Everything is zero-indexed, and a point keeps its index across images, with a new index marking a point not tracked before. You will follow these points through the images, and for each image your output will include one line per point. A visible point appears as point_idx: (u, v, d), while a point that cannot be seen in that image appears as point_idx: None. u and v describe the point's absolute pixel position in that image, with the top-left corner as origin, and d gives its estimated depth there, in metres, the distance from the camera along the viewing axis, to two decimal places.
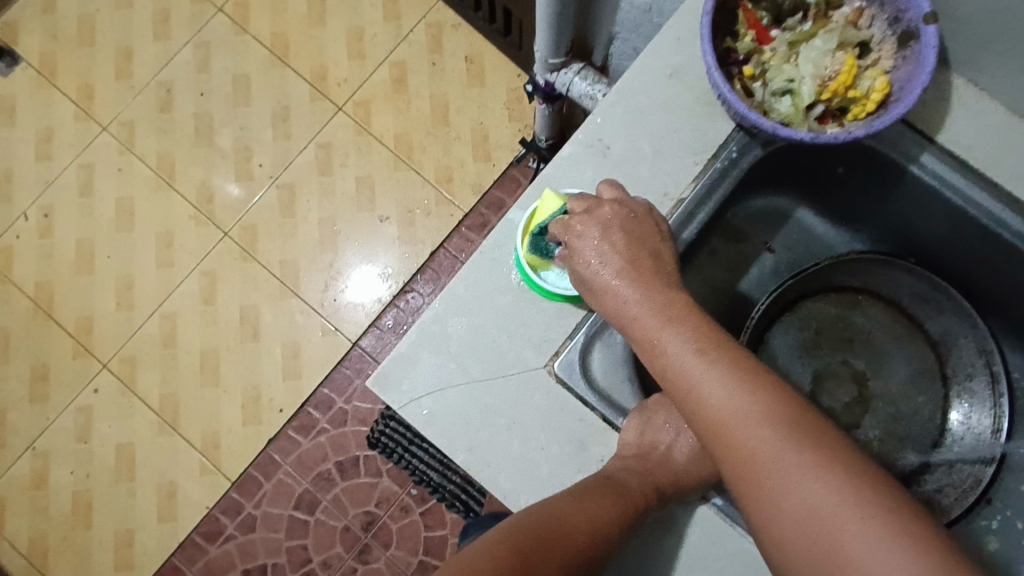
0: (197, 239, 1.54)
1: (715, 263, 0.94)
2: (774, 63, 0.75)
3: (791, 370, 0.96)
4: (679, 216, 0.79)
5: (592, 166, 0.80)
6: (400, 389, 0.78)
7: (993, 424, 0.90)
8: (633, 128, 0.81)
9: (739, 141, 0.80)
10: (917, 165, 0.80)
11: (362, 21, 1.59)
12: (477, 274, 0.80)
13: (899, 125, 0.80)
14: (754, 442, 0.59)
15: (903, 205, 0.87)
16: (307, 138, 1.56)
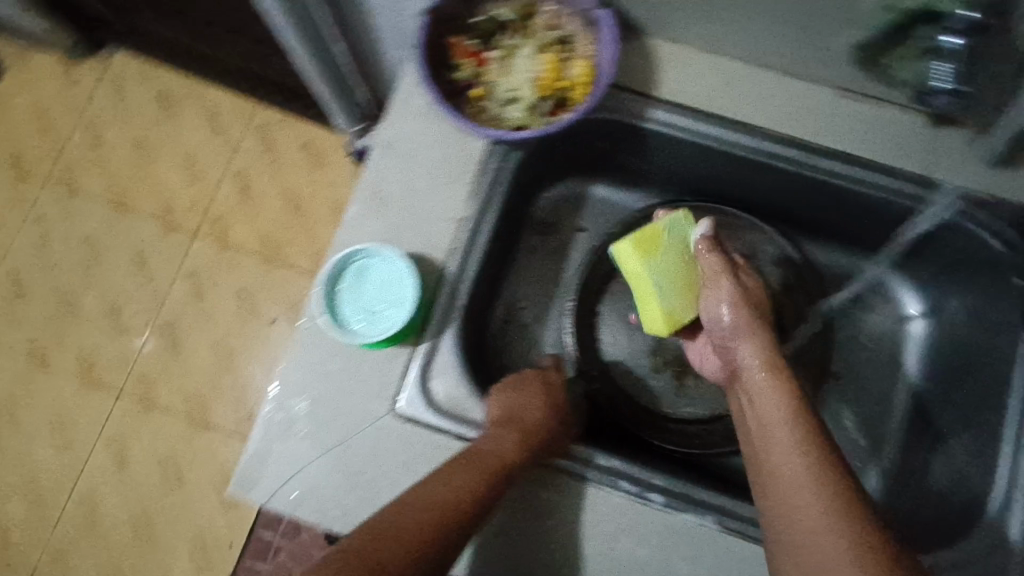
0: (92, 411, 1.48)
1: (547, 260, 1.21)
2: (498, 80, 0.97)
3: (623, 312, 1.18)
4: (465, 230, 1.03)
5: (408, 206, 1.00)
6: (267, 481, 0.98)
7: (816, 303, 1.14)
8: (405, 174, 1.05)
9: (496, 154, 1.05)
10: (655, 121, 0.99)
11: (188, 145, 1.65)
12: (311, 361, 1.00)
13: (627, 94, 1.00)
14: (799, 476, 0.72)
15: (664, 155, 1.08)
16: (171, 273, 1.56)
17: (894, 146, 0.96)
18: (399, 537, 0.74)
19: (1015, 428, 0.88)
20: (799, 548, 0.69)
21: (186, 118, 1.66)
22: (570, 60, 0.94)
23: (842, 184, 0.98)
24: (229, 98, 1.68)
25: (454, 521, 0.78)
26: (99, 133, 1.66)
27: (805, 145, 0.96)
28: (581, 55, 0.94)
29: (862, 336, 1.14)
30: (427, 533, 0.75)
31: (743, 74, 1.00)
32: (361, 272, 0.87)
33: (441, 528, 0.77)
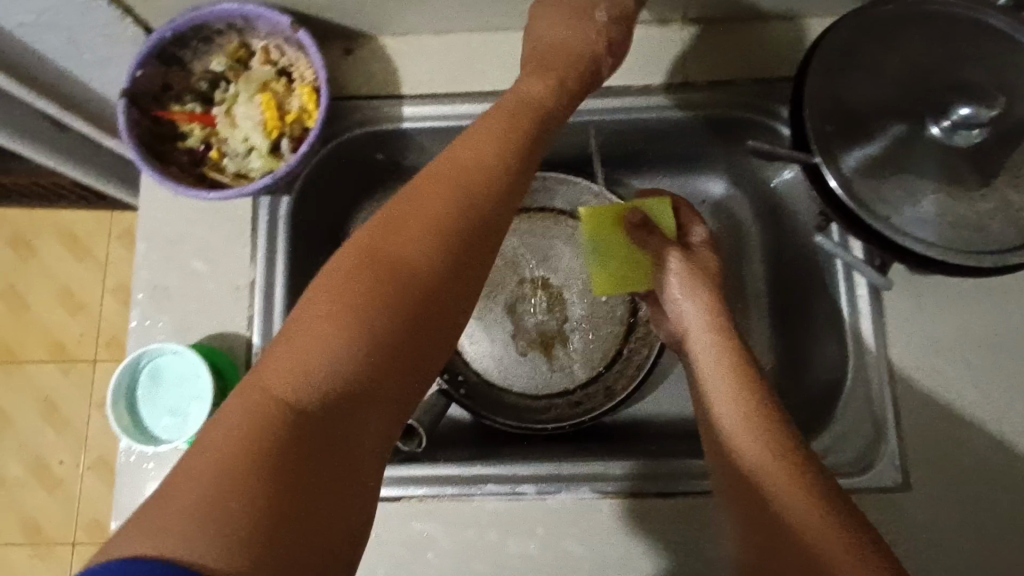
0: (50, 569, 1.34)
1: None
2: (225, 136, 0.69)
3: (491, 327, 0.84)
4: (255, 323, 0.69)
5: (161, 317, 0.70)
6: None
7: (734, 226, 0.84)
8: (175, 257, 0.71)
9: (265, 205, 0.72)
10: (409, 121, 0.74)
11: (62, 278, 1.44)
12: (130, 491, 0.66)
13: (368, 101, 0.74)
14: (743, 447, 0.56)
15: None
16: (86, 409, 1.39)
17: (722, 62, 0.73)
18: (226, 520, 0.35)
19: (879, 350, 0.66)
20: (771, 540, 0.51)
21: (46, 251, 1.45)
22: (293, 86, 0.69)
23: (672, 119, 0.75)
24: (81, 214, 1.46)
25: (301, 449, 0.39)
26: None
27: (612, 89, 0.73)
28: (303, 76, 0.68)
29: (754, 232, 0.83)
30: (299, 492, 0.38)
31: (515, 38, 0.75)
32: (129, 404, 0.64)
33: (300, 454, 0.39)
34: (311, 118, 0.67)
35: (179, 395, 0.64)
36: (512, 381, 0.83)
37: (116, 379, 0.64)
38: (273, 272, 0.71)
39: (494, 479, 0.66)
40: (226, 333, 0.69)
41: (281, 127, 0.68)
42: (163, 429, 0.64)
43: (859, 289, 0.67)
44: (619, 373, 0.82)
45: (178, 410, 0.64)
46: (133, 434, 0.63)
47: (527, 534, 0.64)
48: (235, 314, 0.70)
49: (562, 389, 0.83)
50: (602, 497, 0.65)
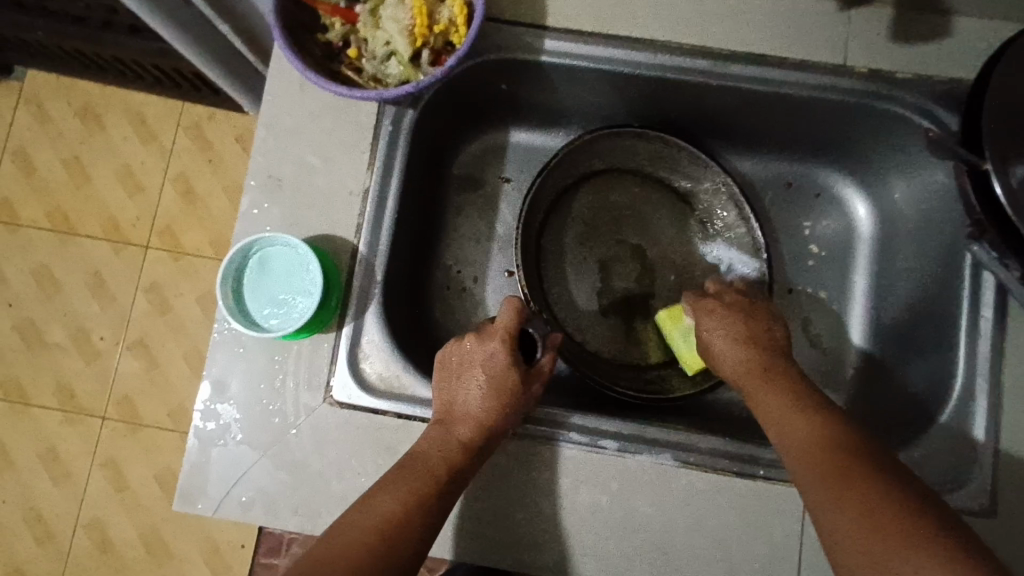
0: (79, 437, 1.37)
1: (456, 233, 0.86)
2: (367, 34, 0.67)
3: (583, 280, 0.84)
4: (365, 230, 0.69)
5: (271, 207, 0.69)
6: (207, 492, 0.67)
7: (850, 230, 0.83)
8: (292, 150, 0.70)
9: (391, 113, 0.71)
10: (548, 54, 0.72)
11: (125, 158, 1.44)
12: (224, 368, 0.68)
13: (509, 25, 0.71)
14: (793, 440, 0.58)
15: (573, 93, 0.79)
16: (132, 291, 1.41)
17: (886, 50, 0.69)
18: None
19: (991, 376, 0.65)
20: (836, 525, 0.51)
21: (114, 129, 1.45)
22: None
23: (818, 101, 0.71)
24: (155, 99, 1.46)
25: None
26: (25, 152, 1.44)
27: (764, 58, 0.70)
28: None
29: (861, 243, 0.82)
30: None
31: None
32: (235, 286, 0.65)
33: None
34: (458, 33, 0.65)
35: (285, 287, 0.65)
36: (586, 338, 0.83)
37: (228, 259, 0.64)
38: (388, 185, 0.70)
39: (579, 428, 0.67)
40: (333, 235, 0.69)
41: (426, 37, 0.65)
42: (267, 316, 0.64)
43: (985, 310, 0.66)
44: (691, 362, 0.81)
45: (282, 302, 0.65)
46: (236, 315, 0.64)
47: (601, 487, 0.65)
48: (344, 219, 0.70)
49: (631, 360, 0.83)
50: (680, 466, 0.65)
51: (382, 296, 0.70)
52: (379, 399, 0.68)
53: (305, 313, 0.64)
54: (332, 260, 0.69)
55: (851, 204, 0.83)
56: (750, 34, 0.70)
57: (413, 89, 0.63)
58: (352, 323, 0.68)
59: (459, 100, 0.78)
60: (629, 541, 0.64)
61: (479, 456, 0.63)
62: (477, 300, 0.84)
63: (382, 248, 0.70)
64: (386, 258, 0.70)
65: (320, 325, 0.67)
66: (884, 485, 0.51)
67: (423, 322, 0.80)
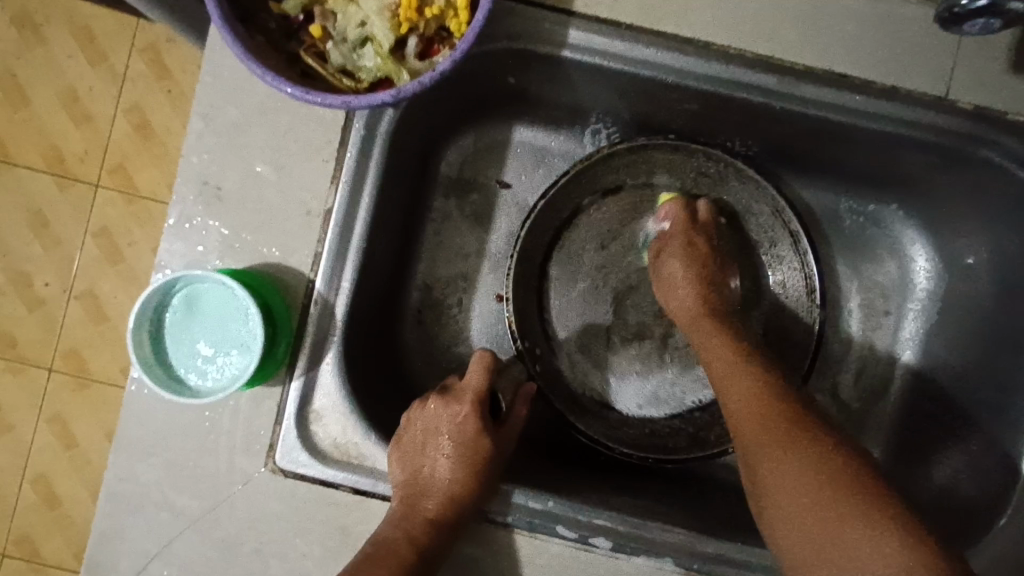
0: (21, 389, 1.15)
1: (440, 248, 0.72)
2: (338, 8, 0.50)
3: (586, 304, 0.70)
4: (324, 266, 0.55)
5: (205, 223, 0.55)
6: (120, 566, 0.55)
7: (905, 287, 0.70)
8: (235, 153, 0.55)
9: (362, 114, 0.55)
10: (571, 49, 0.56)
11: (68, 79, 1.14)
12: (141, 419, 0.56)
13: (524, 6, 0.55)
14: (759, 447, 0.49)
15: (599, 91, 0.63)
16: (77, 232, 1.15)
17: (1001, 83, 0.54)
18: None
19: None
20: (793, 516, 0.45)
21: (51, 35, 1.14)
22: None
23: (900, 138, 0.57)
24: None
25: None
26: None
27: (845, 78, 0.55)
28: None
29: (915, 305, 0.70)
30: None
31: None
32: (154, 329, 0.51)
33: None
34: (456, 19, 0.49)
35: (217, 332, 0.51)
36: (585, 379, 0.70)
37: (142, 299, 0.50)
38: (355, 205, 0.56)
39: (566, 522, 0.56)
40: (282, 266, 0.55)
41: (413, 23, 0.49)
42: (191, 368, 0.51)
43: None
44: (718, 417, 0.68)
45: (211, 351, 0.51)
46: (153, 366, 0.51)
47: None
48: (298, 245, 0.55)
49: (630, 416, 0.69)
50: (683, 573, 0.55)
51: (343, 340, 0.57)
52: (330, 469, 0.56)
53: (239, 369, 0.51)
54: (282, 296, 0.55)
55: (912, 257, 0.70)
56: (832, 46, 0.54)
57: (392, 97, 0.47)
58: (302, 377, 0.56)
59: (454, 88, 0.63)
60: None
61: (450, 533, 0.53)
62: (461, 330, 0.71)
63: (345, 286, 0.56)
64: (350, 297, 0.57)
65: (261, 379, 0.54)
66: (884, 501, 0.43)
67: (392, 353, 0.68)
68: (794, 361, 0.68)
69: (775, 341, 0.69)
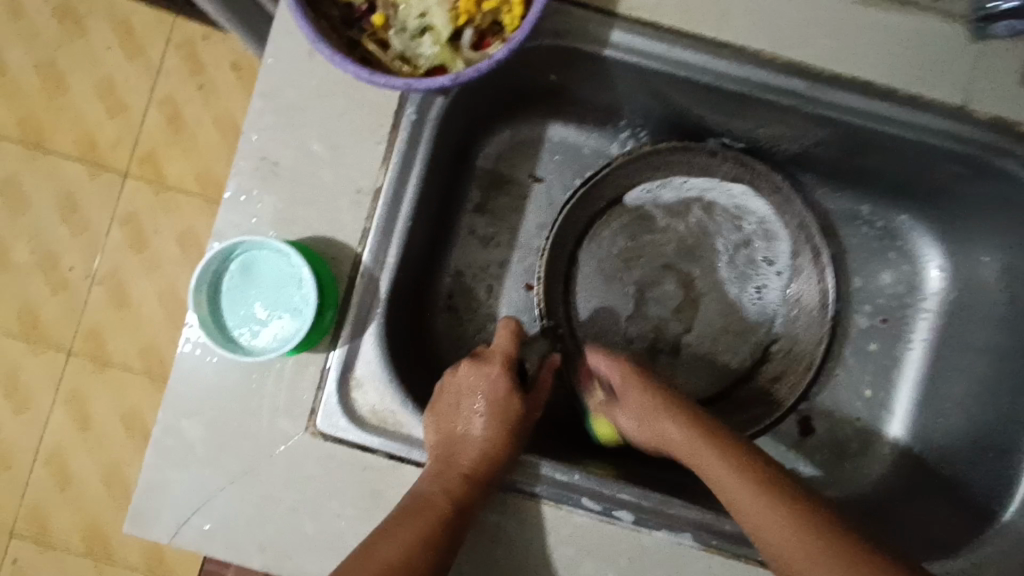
0: (43, 368, 1.18)
1: (473, 236, 0.75)
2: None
3: (613, 292, 0.74)
4: (371, 242, 0.59)
5: (261, 196, 0.58)
6: (164, 516, 0.58)
7: (919, 291, 0.73)
8: (292, 131, 0.59)
9: (414, 100, 0.59)
10: (612, 48, 0.59)
11: (108, 71, 1.19)
12: (189, 380, 0.58)
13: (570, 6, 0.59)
14: (767, 542, 0.49)
15: (632, 91, 0.67)
16: (107, 218, 1.18)
17: (1015, 96, 0.58)
18: None
19: None
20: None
21: (94, 28, 1.19)
22: None
23: (920, 145, 0.60)
24: None
25: None
26: None
27: (867, 86, 0.58)
28: None
29: (926, 311, 0.72)
30: None
31: None
32: (211, 291, 0.54)
33: None
34: (510, 12, 0.52)
35: (270, 297, 0.55)
36: None
37: (206, 260, 0.53)
38: (404, 186, 0.59)
39: (590, 493, 0.59)
40: (331, 240, 0.59)
41: (470, 14, 0.53)
42: (244, 330, 0.55)
43: None
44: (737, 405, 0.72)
45: (265, 314, 0.55)
46: (209, 327, 0.54)
47: (609, 562, 0.57)
48: (347, 221, 0.59)
49: None
50: (701, 548, 0.58)
51: (384, 314, 0.60)
52: (367, 435, 0.59)
53: (290, 332, 0.54)
54: (331, 269, 0.58)
55: (926, 263, 0.73)
56: (856, 55, 0.58)
57: (450, 81, 0.51)
58: (345, 345, 0.59)
59: (498, 82, 0.66)
60: None
61: (484, 491, 0.55)
62: (489, 315, 0.74)
63: (389, 262, 0.59)
64: (393, 273, 0.60)
65: (307, 345, 0.57)
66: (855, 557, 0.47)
67: (424, 334, 0.71)
68: (800, 367, 0.72)
69: (785, 347, 0.73)
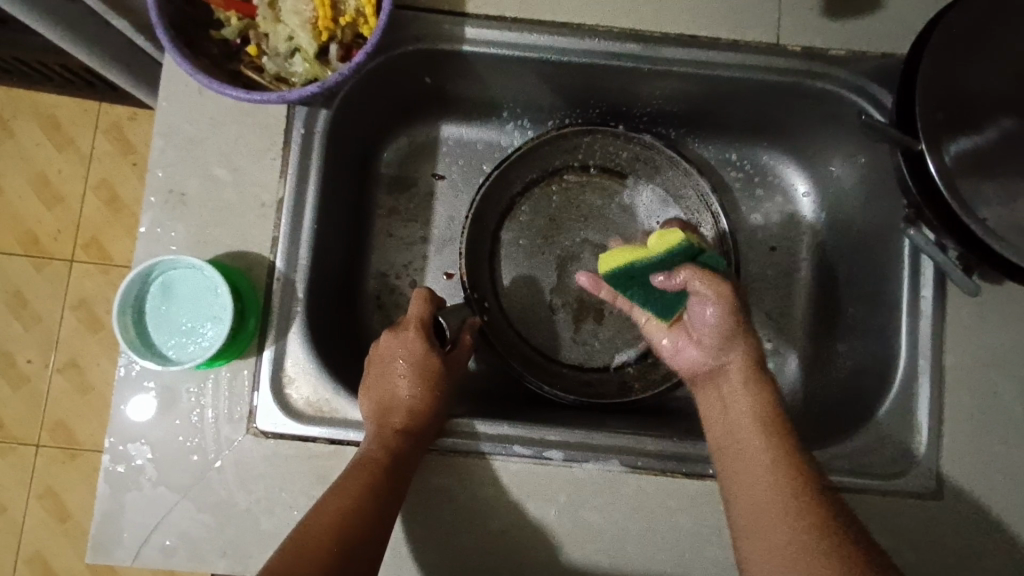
0: (9, 468, 1.17)
1: (389, 238, 0.81)
2: (268, 29, 0.61)
3: (534, 264, 0.79)
4: (283, 249, 0.64)
5: (175, 225, 0.64)
6: (124, 541, 0.61)
7: (797, 215, 0.80)
8: (195, 163, 0.64)
9: (301, 115, 0.65)
10: (469, 43, 0.67)
11: (38, 165, 1.23)
12: (132, 406, 0.62)
13: (427, 14, 0.66)
14: (762, 495, 0.52)
15: (504, 82, 0.74)
16: (55, 307, 1.20)
17: (822, 27, 0.67)
18: None
19: (933, 356, 0.63)
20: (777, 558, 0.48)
21: (19, 127, 1.23)
22: None
23: (753, 82, 0.69)
24: None
25: None
26: None
27: (693, 39, 0.67)
28: None
29: (805, 233, 0.80)
30: None
31: None
32: (136, 316, 0.59)
33: None
34: (366, 24, 0.60)
35: (192, 310, 0.59)
36: (532, 332, 0.78)
37: (125, 286, 0.57)
38: (304, 193, 0.65)
39: (520, 440, 0.63)
40: (244, 252, 0.64)
41: (332, 30, 0.60)
42: (173, 346, 0.59)
43: (926, 289, 0.64)
44: (650, 365, 0.77)
45: (190, 328, 0.59)
46: (141, 349, 0.58)
47: (548, 500, 0.62)
48: (257, 233, 0.64)
49: (576, 361, 0.78)
50: (629, 471, 0.63)
51: (306, 312, 0.65)
52: (304, 426, 0.63)
53: (214, 339, 0.58)
54: (246, 277, 0.63)
55: (796, 190, 0.80)
56: (679, 16, 0.67)
57: (321, 89, 0.57)
58: (273, 346, 0.63)
59: (384, 92, 0.73)
60: (580, 551, 0.61)
61: (418, 442, 0.59)
62: None
63: (302, 263, 0.65)
64: (308, 273, 0.65)
65: (236, 350, 0.61)
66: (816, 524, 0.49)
67: (355, 333, 0.76)
68: None
69: None
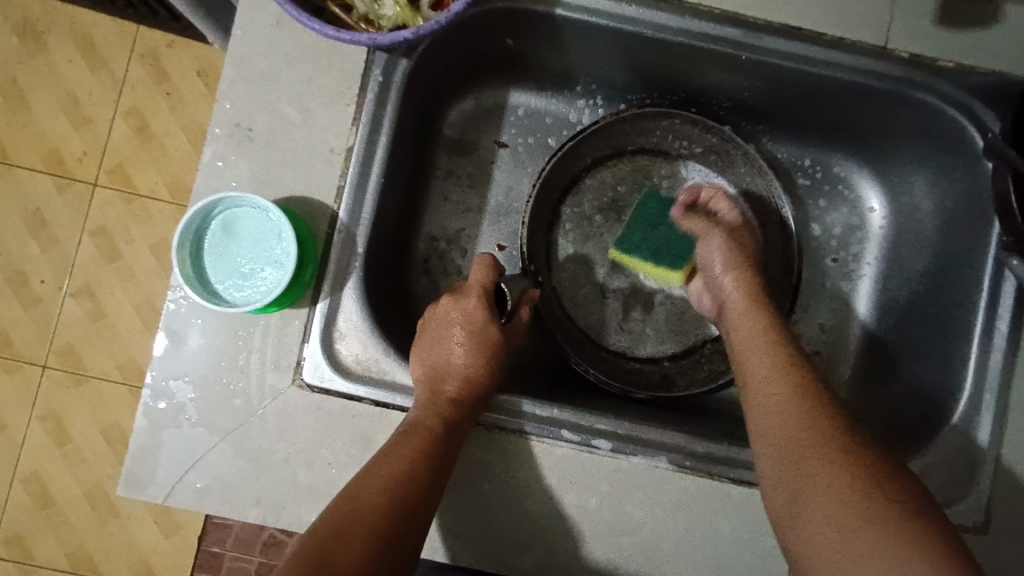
0: (16, 388, 1.15)
1: (445, 201, 0.78)
2: None
3: (590, 246, 0.77)
4: (346, 200, 0.61)
5: (238, 161, 0.61)
6: (158, 478, 0.60)
7: (864, 229, 0.78)
8: (264, 99, 0.61)
9: (381, 62, 0.62)
10: (562, 7, 0.64)
11: (69, 85, 1.18)
12: (178, 342, 0.60)
13: None
14: (773, 418, 0.52)
15: (586, 53, 0.71)
16: (76, 232, 1.17)
17: (932, 35, 0.63)
18: None
19: (999, 389, 0.62)
20: (804, 507, 0.47)
21: (54, 43, 1.18)
22: None
23: (849, 84, 0.66)
24: None
25: None
26: None
27: (794, 30, 0.63)
28: None
29: (871, 248, 0.78)
30: None
31: None
32: (194, 252, 0.57)
33: None
34: None
35: (251, 252, 0.57)
36: (582, 315, 0.76)
37: (186, 219, 0.55)
38: (375, 145, 0.62)
39: (569, 425, 0.62)
40: (307, 198, 0.61)
41: None
42: (229, 286, 0.57)
43: (1001, 322, 0.62)
44: (697, 364, 0.76)
45: (247, 270, 0.57)
46: (196, 286, 0.56)
47: (591, 488, 0.61)
48: (322, 180, 0.61)
49: (622, 350, 0.76)
50: (675, 469, 0.61)
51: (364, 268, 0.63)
52: (351, 384, 0.61)
53: (271, 284, 0.56)
54: (307, 224, 0.61)
55: (868, 203, 0.78)
56: (785, 5, 0.63)
57: (413, 35, 0.54)
58: (327, 299, 0.61)
59: (461, 49, 0.70)
60: (617, 541, 0.60)
61: (471, 412, 0.58)
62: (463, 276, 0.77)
63: (365, 217, 0.62)
64: (370, 227, 0.63)
65: (290, 299, 0.59)
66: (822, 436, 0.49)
67: (403, 295, 0.74)
68: None
69: None
